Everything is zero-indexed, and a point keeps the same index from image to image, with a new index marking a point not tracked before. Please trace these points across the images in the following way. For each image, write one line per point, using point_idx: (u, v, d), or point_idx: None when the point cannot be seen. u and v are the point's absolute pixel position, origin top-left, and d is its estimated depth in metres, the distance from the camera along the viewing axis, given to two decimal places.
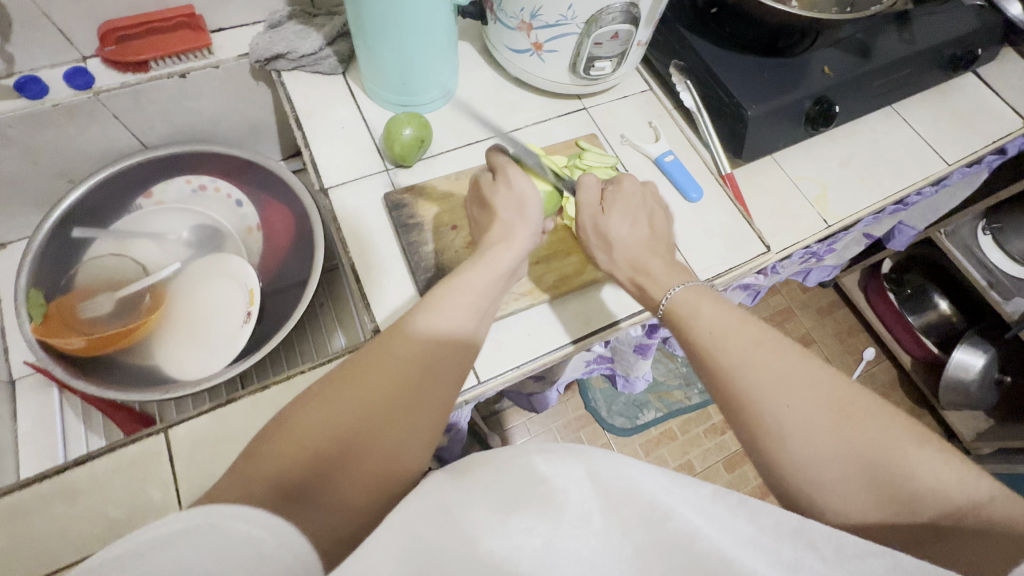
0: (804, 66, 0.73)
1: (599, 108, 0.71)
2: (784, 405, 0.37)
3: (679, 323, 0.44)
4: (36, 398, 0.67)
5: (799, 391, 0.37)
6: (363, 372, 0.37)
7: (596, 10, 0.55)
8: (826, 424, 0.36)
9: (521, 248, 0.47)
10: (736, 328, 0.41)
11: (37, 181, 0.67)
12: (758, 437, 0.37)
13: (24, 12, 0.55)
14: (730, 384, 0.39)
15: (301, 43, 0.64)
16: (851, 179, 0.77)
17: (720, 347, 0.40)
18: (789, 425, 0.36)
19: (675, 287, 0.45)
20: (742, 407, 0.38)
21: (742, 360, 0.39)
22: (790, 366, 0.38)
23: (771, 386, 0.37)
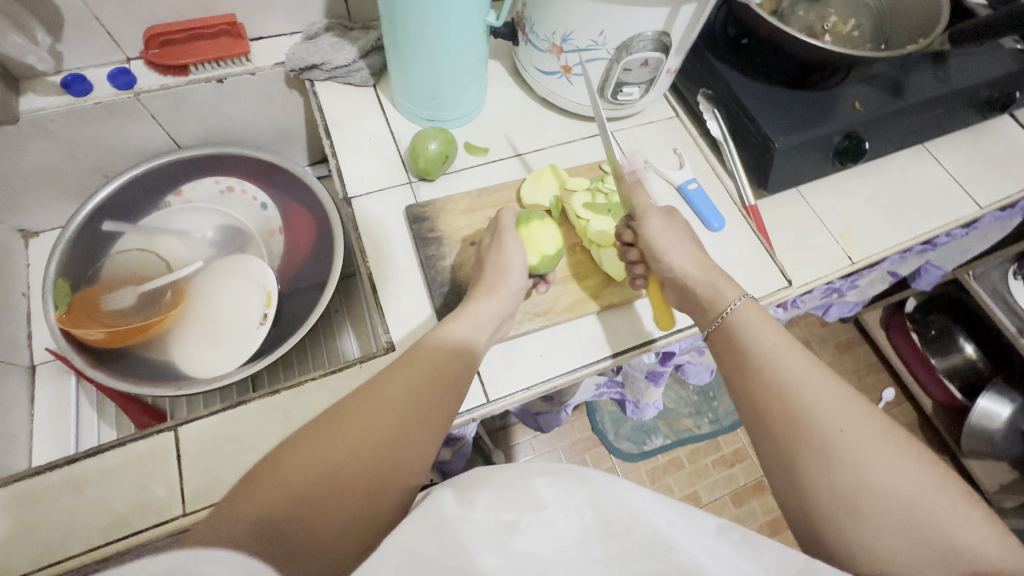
0: (834, 100, 0.72)
1: (625, 132, 0.71)
2: (834, 427, 0.36)
3: (737, 339, 0.44)
4: (54, 385, 0.69)
5: (852, 420, 0.37)
6: (370, 407, 0.38)
7: (628, 38, 0.55)
8: (867, 458, 0.35)
9: (502, 309, 0.48)
10: (797, 351, 0.41)
11: (74, 175, 0.69)
12: (800, 449, 0.37)
13: (75, 14, 0.57)
14: (779, 398, 0.39)
15: (336, 55, 0.65)
16: (878, 216, 0.76)
17: (777, 362, 0.40)
18: (835, 443, 0.36)
19: (739, 302, 0.45)
20: (788, 427, 0.38)
21: (798, 378, 0.39)
22: (845, 395, 0.38)
23: (822, 406, 0.37)
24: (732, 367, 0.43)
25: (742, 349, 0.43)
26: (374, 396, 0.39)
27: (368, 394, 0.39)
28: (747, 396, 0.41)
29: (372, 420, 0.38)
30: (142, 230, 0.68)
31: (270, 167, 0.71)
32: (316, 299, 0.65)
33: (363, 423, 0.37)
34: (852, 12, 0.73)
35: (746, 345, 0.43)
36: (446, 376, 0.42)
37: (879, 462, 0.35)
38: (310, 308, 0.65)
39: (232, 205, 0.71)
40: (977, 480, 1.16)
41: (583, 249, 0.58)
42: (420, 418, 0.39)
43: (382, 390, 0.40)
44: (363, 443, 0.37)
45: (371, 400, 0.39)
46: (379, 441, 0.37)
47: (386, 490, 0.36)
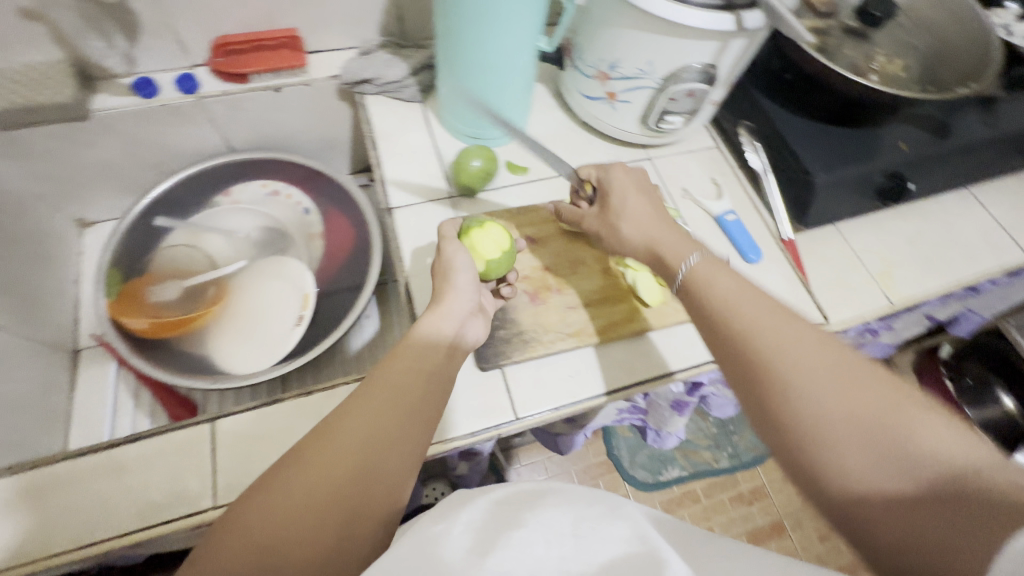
0: (878, 139, 0.71)
1: (664, 160, 0.72)
2: (792, 363, 0.35)
3: (691, 289, 0.42)
4: (95, 370, 0.71)
5: (801, 349, 0.35)
6: (331, 441, 0.34)
7: (675, 68, 0.56)
8: (826, 388, 0.33)
9: (454, 315, 0.46)
10: (756, 295, 0.39)
11: (133, 171, 0.73)
12: (756, 390, 0.36)
13: (152, 22, 0.61)
14: (736, 340, 0.37)
15: (388, 71, 0.68)
16: (919, 258, 0.74)
17: (733, 308, 0.39)
18: (793, 378, 0.34)
19: (693, 257, 0.44)
20: (744, 367, 0.36)
21: (755, 321, 0.37)
22: (802, 330, 0.37)
23: (777, 344, 0.36)
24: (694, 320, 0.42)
25: (702, 302, 0.41)
26: (338, 427, 0.35)
27: (330, 428, 0.35)
28: (712, 346, 0.40)
29: (339, 447, 0.34)
30: (190, 226, 0.70)
31: (316, 174, 0.73)
32: (349, 307, 0.66)
33: (328, 458, 0.33)
34: (898, 53, 0.71)
35: (702, 292, 0.41)
36: (422, 376, 0.39)
37: (841, 391, 0.33)
38: (343, 314, 0.66)
39: (276, 207, 0.74)
40: None
41: (619, 273, 0.58)
42: (392, 436, 0.35)
43: (344, 422, 0.35)
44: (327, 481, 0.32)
45: (331, 431, 0.34)
46: (348, 471, 0.33)
47: (360, 519, 0.33)
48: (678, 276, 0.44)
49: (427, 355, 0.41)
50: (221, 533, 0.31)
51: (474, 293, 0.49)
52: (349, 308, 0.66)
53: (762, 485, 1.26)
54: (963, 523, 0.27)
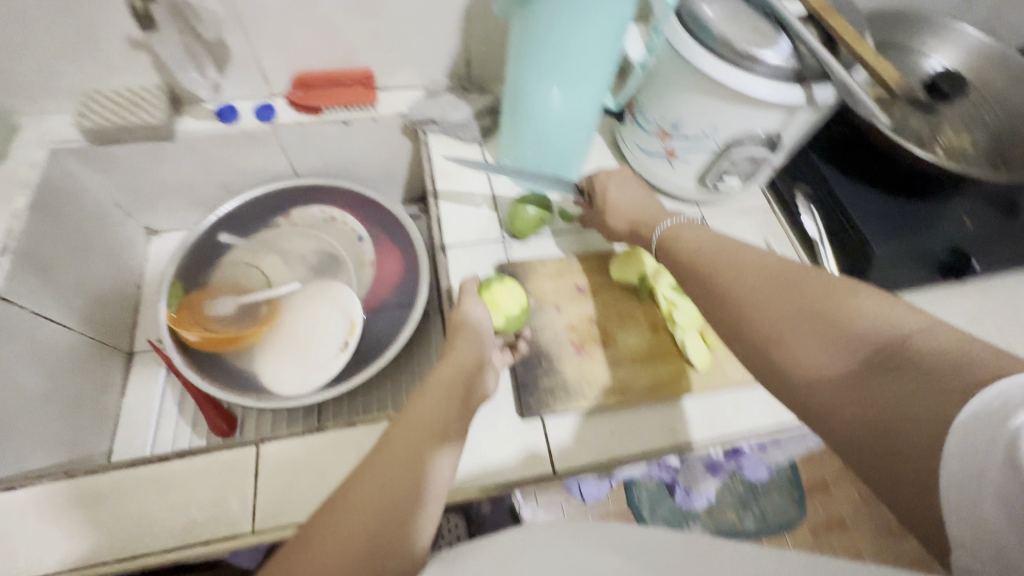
0: (943, 213, 0.70)
1: (716, 217, 0.72)
2: (748, 280, 0.40)
3: (664, 246, 0.49)
4: (145, 374, 0.74)
5: (754, 272, 0.40)
6: (366, 480, 0.34)
7: (738, 134, 0.56)
8: (776, 291, 0.38)
9: (464, 359, 0.46)
10: (719, 236, 0.46)
11: (203, 187, 0.77)
12: (723, 312, 0.40)
13: (242, 56, 0.65)
14: (704, 275, 0.43)
15: (453, 113, 0.71)
16: (981, 338, 0.71)
17: (699, 250, 0.45)
18: (749, 291, 0.39)
19: (666, 223, 0.51)
20: (712, 294, 0.42)
21: (717, 255, 0.43)
22: (756, 252, 0.42)
23: (734, 265, 0.41)
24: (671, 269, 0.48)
25: (675, 249, 0.47)
26: (373, 464, 0.35)
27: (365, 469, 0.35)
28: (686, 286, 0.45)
29: (371, 485, 0.33)
30: (250, 244, 0.74)
31: (373, 204, 0.76)
32: (393, 338, 0.68)
33: (362, 497, 0.33)
34: (967, 126, 0.70)
35: (675, 242, 0.48)
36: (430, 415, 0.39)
37: (790, 290, 0.37)
38: (386, 344, 0.68)
39: (331, 232, 0.76)
40: None
41: (667, 332, 0.58)
42: (407, 477, 0.35)
43: (360, 477, 0.34)
44: (366, 514, 0.32)
45: (365, 472, 0.34)
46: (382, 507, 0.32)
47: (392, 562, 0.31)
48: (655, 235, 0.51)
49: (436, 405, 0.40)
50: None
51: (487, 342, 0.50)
52: (393, 337, 0.68)
53: None
54: (913, 385, 0.29)
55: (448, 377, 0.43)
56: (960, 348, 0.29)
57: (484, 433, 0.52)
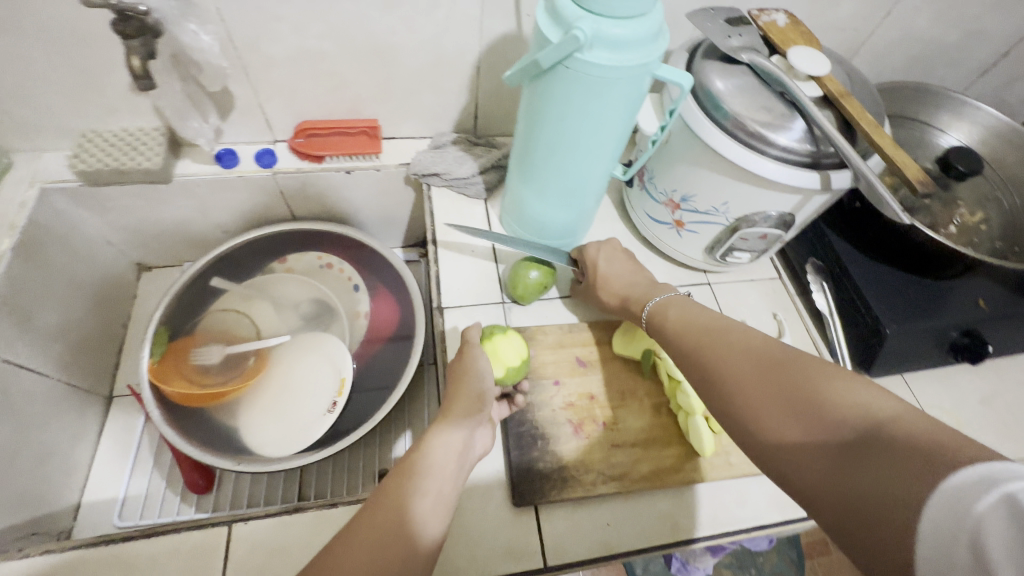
0: (953, 292, 0.67)
1: (723, 286, 0.70)
2: (729, 361, 0.39)
3: (653, 322, 0.49)
4: (123, 420, 0.71)
5: (737, 350, 0.39)
6: (376, 522, 0.36)
7: (750, 212, 0.55)
8: (754, 371, 0.37)
9: (471, 404, 0.46)
10: (706, 312, 0.46)
11: (199, 228, 0.75)
12: (710, 391, 0.39)
13: (246, 103, 0.64)
14: (691, 351, 0.43)
15: (458, 167, 0.69)
16: (995, 422, 0.68)
17: (684, 328, 0.45)
18: (730, 373, 0.38)
19: (655, 298, 0.51)
20: (699, 373, 0.41)
21: (702, 334, 0.43)
22: (741, 330, 0.41)
23: (716, 343, 0.41)
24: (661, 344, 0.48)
25: (663, 325, 0.47)
26: (382, 504, 0.37)
27: (374, 508, 0.37)
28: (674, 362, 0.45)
29: (376, 528, 0.35)
30: (242, 290, 0.72)
31: (371, 253, 0.75)
32: (387, 393, 0.65)
33: (367, 538, 0.35)
34: (981, 205, 0.69)
35: (663, 319, 0.48)
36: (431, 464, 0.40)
37: (770, 372, 0.36)
38: (379, 401, 0.64)
39: (327, 280, 0.74)
40: None
41: (669, 413, 0.55)
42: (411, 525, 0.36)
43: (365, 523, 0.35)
44: (371, 556, 0.34)
45: (374, 511, 0.36)
46: (388, 550, 0.34)
47: None
48: (644, 312, 0.51)
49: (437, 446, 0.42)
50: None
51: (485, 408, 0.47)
52: (384, 396, 0.65)
53: None
54: (884, 473, 0.27)
55: (457, 412, 0.45)
56: (934, 431, 0.27)
57: (472, 519, 0.49)
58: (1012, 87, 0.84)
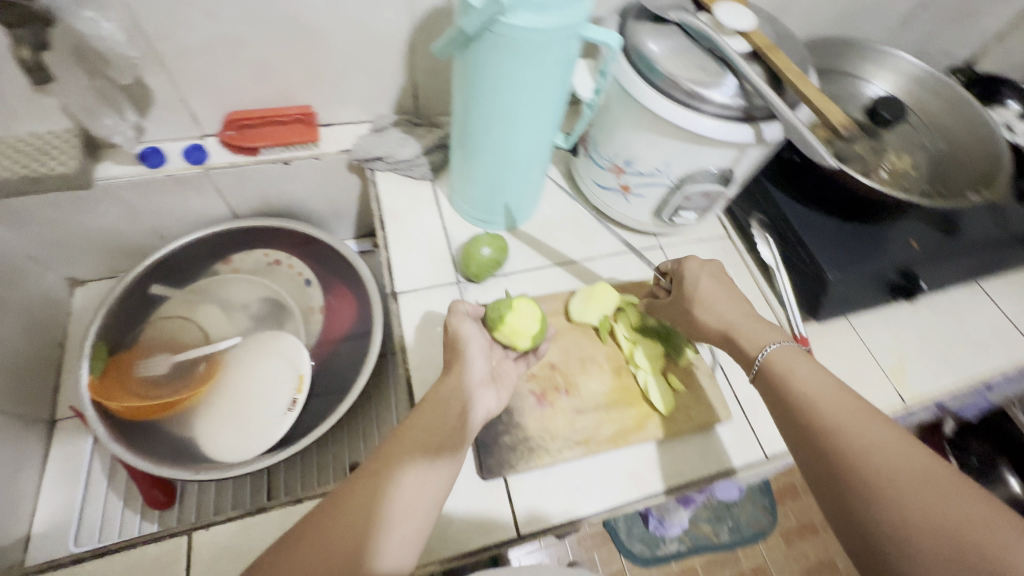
0: (887, 236, 0.71)
1: (675, 247, 0.71)
2: (877, 464, 0.35)
3: (773, 380, 0.43)
4: (70, 443, 0.67)
5: (886, 453, 0.35)
6: (336, 523, 0.35)
7: (691, 170, 0.55)
8: (907, 484, 0.33)
9: (461, 385, 0.45)
10: (839, 389, 0.40)
11: (131, 235, 0.71)
12: (833, 483, 0.36)
13: (165, 96, 0.60)
14: (819, 435, 0.38)
15: (400, 149, 0.68)
16: (932, 354, 0.73)
17: (820, 406, 0.39)
18: (873, 477, 0.34)
19: (771, 345, 0.45)
20: (823, 460, 0.37)
21: (837, 420, 0.37)
22: (893, 429, 0.36)
23: (863, 437, 0.36)
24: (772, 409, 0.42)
25: (784, 391, 0.41)
26: (345, 503, 0.36)
27: (338, 504, 0.36)
28: (787, 435, 0.40)
29: (336, 526, 0.35)
30: (185, 295, 0.68)
31: (320, 246, 0.72)
32: (350, 383, 0.64)
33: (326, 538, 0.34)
34: (909, 150, 0.72)
35: (787, 386, 0.41)
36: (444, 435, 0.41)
37: (930, 493, 0.33)
38: (342, 392, 0.63)
39: (277, 278, 0.72)
40: None
41: (630, 374, 0.56)
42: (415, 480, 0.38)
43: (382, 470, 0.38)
44: (326, 559, 0.33)
45: (338, 510, 0.35)
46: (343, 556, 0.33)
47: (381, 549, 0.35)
48: (757, 365, 0.45)
49: (405, 452, 0.39)
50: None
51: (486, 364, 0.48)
52: (344, 391, 0.63)
53: (764, 561, 1.24)
54: None
55: (440, 400, 0.43)
56: None
57: None
58: (931, 36, 0.88)
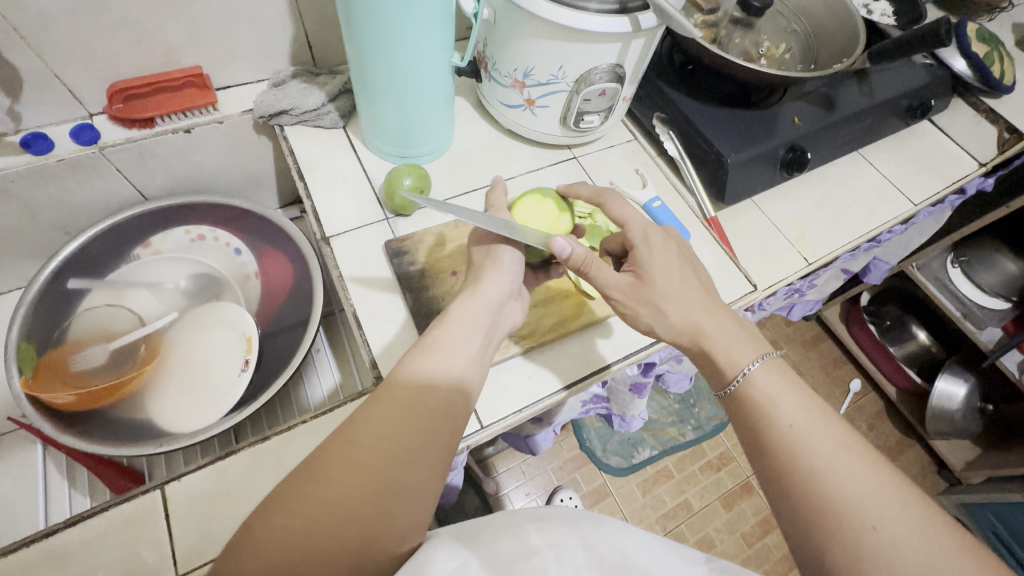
0: (775, 117, 0.76)
1: (588, 156, 0.76)
2: (855, 513, 0.36)
3: (755, 407, 0.43)
4: (19, 455, 0.65)
5: (866, 494, 0.37)
6: (353, 457, 0.37)
7: (585, 71, 0.59)
8: (885, 524, 0.36)
9: (489, 300, 0.48)
10: (820, 427, 0.41)
11: (35, 234, 0.67)
12: (815, 519, 0.38)
13: (36, 74, 0.57)
14: (800, 475, 0.39)
15: (305, 100, 0.67)
16: (827, 219, 0.81)
17: (807, 442, 0.40)
18: (851, 526, 0.36)
19: (752, 364, 0.45)
20: (807, 500, 0.38)
21: (826, 458, 0.39)
22: (873, 474, 0.38)
23: (843, 478, 0.38)
24: (749, 438, 0.43)
25: (765, 426, 0.42)
26: (362, 435, 0.38)
27: (346, 439, 0.38)
28: (761, 471, 0.42)
29: (353, 464, 0.37)
30: (109, 285, 0.67)
31: (242, 213, 0.71)
32: (300, 336, 0.65)
33: (344, 474, 0.36)
34: (781, 37, 0.79)
35: (769, 421, 0.42)
36: (442, 398, 0.41)
37: (905, 548, 0.35)
38: (294, 346, 0.65)
39: (205, 253, 0.71)
40: (946, 460, 1.30)
41: (561, 270, 0.62)
42: (418, 440, 0.39)
43: (373, 415, 0.39)
44: (341, 500, 0.35)
45: (348, 444, 0.37)
46: (361, 495, 0.36)
47: (385, 530, 0.36)
48: (733, 388, 0.45)
49: (430, 389, 0.41)
50: (244, 548, 0.33)
51: (518, 259, 0.52)
52: (296, 345, 0.65)
53: (729, 450, 1.33)
54: None
55: (465, 317, 0.46)
56: None
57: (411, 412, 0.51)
58: None
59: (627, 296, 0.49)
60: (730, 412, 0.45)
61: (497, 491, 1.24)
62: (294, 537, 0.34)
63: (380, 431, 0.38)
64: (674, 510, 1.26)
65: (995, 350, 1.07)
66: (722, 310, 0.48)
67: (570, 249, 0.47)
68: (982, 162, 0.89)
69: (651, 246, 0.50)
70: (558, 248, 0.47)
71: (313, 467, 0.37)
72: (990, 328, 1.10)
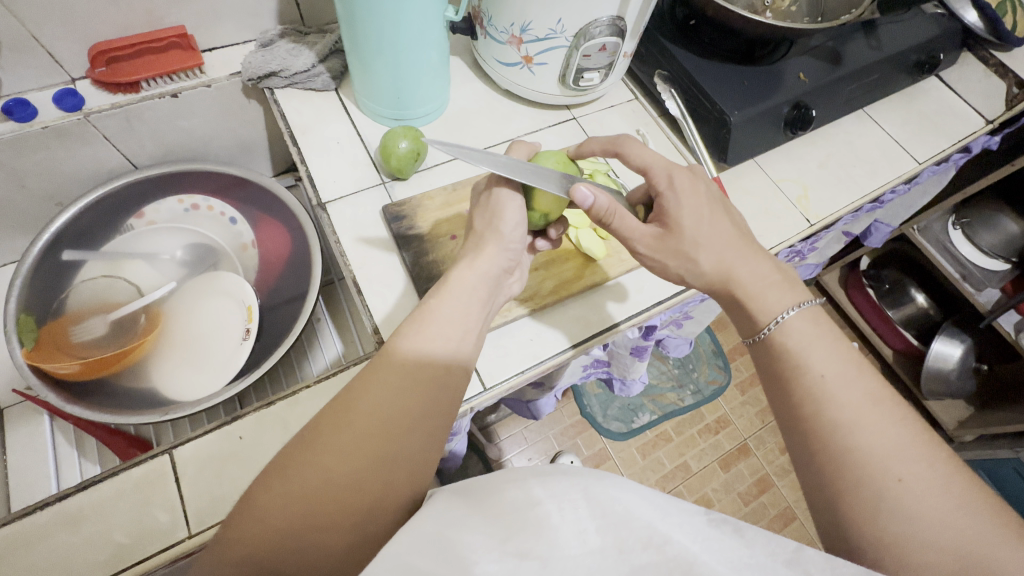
0: (780, 73, 0.74)
1: (588, 117, 0.74)
2: (879, 467, 0.37)
3: (779, 360, 0.44)
4: (28, 425, 0.67)
5: (891, 451, 0.37)
6: (364, 424, 0.37)
7: (584, 25, 0.57)
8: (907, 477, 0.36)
9: (489, 266, 0.48)
10: (851, 381, 0.41)
11: (25, 205, 0.66)
12: (829, 469, 0.39)
13: (13, 36, 0.55)
14: (820, 426, 0.40)
15: (294, 60, 0.65)
16: (830, 179, 0.79)
17: (836, 396, 0.40)
18: (873, 480, 0.37)
19: (791, 310, 0.45)
20: (825, 449, 0.39)
21: (853, 415, 0.39)
22: (890, 432, 0.38)
23: (864, 434, 0.38)
24: (773, 388, 0.44)
25: (793, 375, 0.42)
26: (370, 401, 0.38)
27: (358, 401, 0.38)
28: (784, 419, 0.43)
29: (361, 430, 0.37)
30: (105, 256, 0.66)
31: (234, 181, 0.70)
32: (299, 306, 0.65)
33: (358, 436, 0.37)
34: None
35: (798, 372, 0.42)
36: (445, 364, 0.42)
37: (923, 498, 0.35)
38: (293, 316, 0.65)
39: (196, 221, 0.70)
40: (939, 419, 1.33)
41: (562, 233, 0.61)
42: (425, 404, 0.39)
43: (381, 376, 0.39)
44: (354, 461, 0.36)
45: (357, 406, 0.38)
46: (369, 462, 0.36)
47: (393, 491, 0.36)
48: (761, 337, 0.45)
49: (436, 360, 0.41)
50: (260, 499, 0.35)
51: (520, 234, 0.50)
52: (295, 317, 0.65)
53: (726, 412, 1.35)
54: None
55: (467, 283, 0.46)
56: None
57: None
58: None
59: (654, 248, 0.49)
60: (760, 359, 0.46)
61: (498, 456, 1.26)
62: (310, 501, 0.34)
63: (387, 394, 0.38)
64: (674, 472, 1.29)
65: (992, 310, 1.07)
66: (728, 266, 0.47)
67: (594, 197, 0.47)
68: (991, 119, 0.87)
69: (677, 190, 0.49)
70: (580, 197, 0.47)
71: (317, 428, 0.37)
72: (989, 289, 1.10)
